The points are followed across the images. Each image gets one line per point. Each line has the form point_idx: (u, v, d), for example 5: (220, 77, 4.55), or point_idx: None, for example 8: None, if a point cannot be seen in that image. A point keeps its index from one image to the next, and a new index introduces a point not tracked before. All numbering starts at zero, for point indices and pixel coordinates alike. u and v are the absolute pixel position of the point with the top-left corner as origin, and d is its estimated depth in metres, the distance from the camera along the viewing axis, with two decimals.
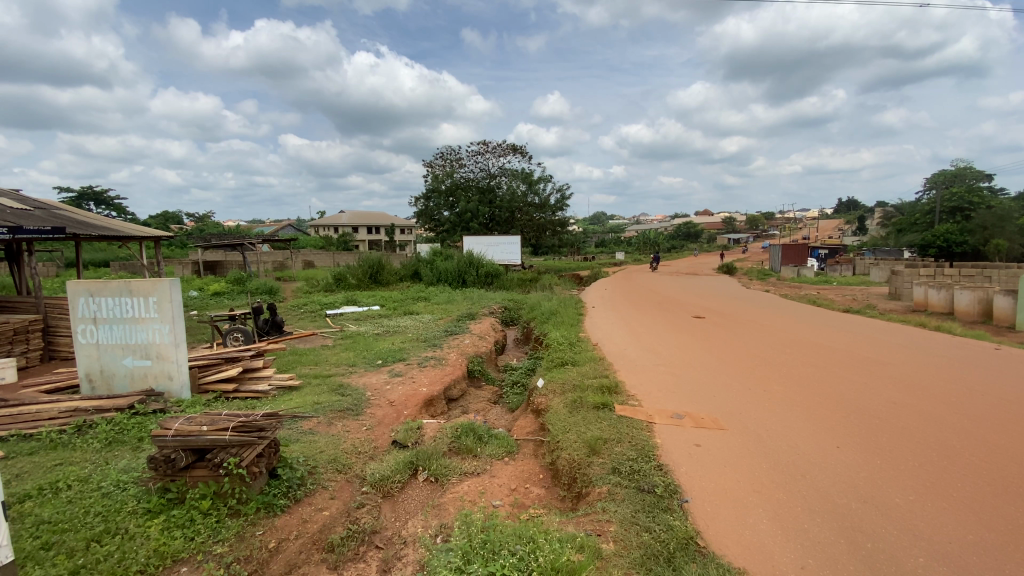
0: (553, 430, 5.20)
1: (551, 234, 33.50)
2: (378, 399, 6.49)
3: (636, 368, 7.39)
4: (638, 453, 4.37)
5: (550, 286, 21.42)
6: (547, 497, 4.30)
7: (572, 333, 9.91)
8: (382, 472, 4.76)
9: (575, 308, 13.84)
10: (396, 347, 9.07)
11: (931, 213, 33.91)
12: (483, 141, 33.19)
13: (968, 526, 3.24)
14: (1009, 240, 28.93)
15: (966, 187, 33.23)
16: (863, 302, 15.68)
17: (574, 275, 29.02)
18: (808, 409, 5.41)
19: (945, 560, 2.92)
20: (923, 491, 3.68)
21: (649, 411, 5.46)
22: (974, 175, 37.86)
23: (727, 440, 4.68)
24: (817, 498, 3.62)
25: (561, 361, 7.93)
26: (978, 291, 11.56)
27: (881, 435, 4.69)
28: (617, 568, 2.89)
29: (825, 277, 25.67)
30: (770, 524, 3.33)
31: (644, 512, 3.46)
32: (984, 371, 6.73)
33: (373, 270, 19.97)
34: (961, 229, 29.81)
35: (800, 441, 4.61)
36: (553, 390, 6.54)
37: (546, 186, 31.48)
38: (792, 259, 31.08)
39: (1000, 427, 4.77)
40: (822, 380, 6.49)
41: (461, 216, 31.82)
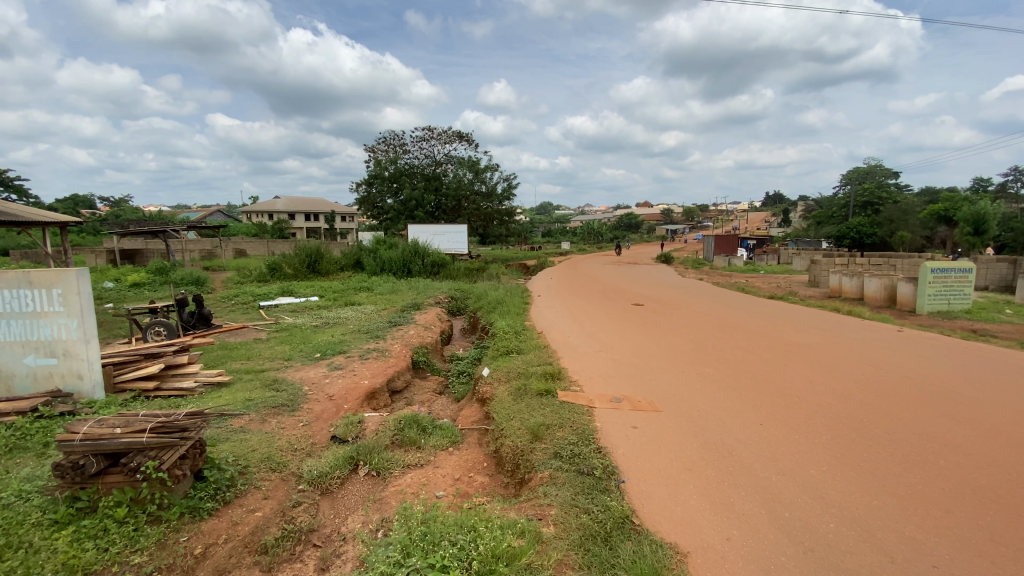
0: (498, 418, 5.22)
1: (498, 223, 33.53)
2: (317, 394, 6.25)
3: (580, 355, 7.57)
4: (579, 437, 4.48)
5: (497, 275, 21.37)
6: (491, 485, 4.31)
7: (518, 322, 9.98)
8: (320, 468, 4.60)
9: (521, 296, 13.96)
10: (335, 339, 8.75)
11: (846, 207, 36.95)
12: (429, 127, 32.49)
13: (871, 493, 3.57)
14: (912, 232, 31.90)
15: (876, 184, 36.41)
16: (786, 289, 16.85)
17: (521, 265, 29.22)
18: (738, 390, 5.74)
19: (852, 525, 3.21)
20: (836, 463, 4.01)
21: (590, 396, 5.61)
22: (882, 173, 41.59)
23: (662, 422, 4.89)
24: (743, 473, 3.86)
25: (506, 349, 7.96)
26: (885, 278, 12.72)
27: (799, 411, 5.07)
28: (557, 550, 2.95)
29: (754, 266, 27.31)
30: (699, 499, 3.52)
31: (584, 494, 3.56)
32: (888, 351, 7.42)
33: (312, 259, 19.13)
34: (871, 223, 32.55)
35: (728, 419, 4.91)
36: (498, 379, 6.57)
37: (494, 174, 31.33)
38: (724, 250, 32.78)
39: (898, 402, 5.31)
40: (749, 361, 6.92)
41: (406, 203, 30.98)
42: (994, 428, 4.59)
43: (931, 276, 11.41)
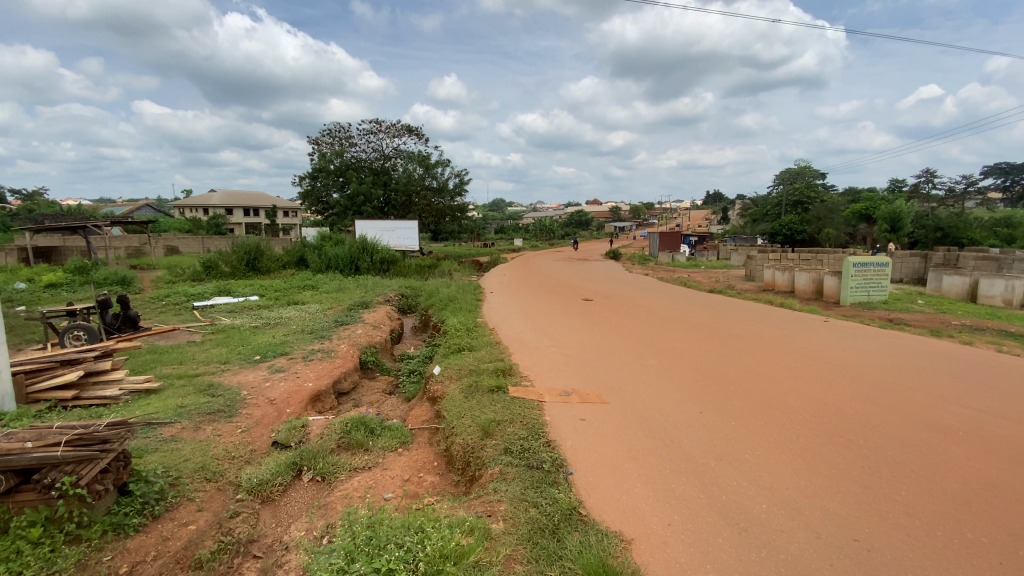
0: (448, 417, 5.17)
1: (450, 219, 33.20)
2: (256, 398, 5.96)
3: (531, 350, 7.63)
4: (529, 432, 4.52)
5: (449, 272, 21.16)
6: (441, 484, 4.27)
7: (470, 319, 9.93)
8: (260, 476, 4.41)
9: (473, 293, 13.90)
10: (277, 341, 8.37)
11: (779, 206, 39.36)
12: (377, 120, 31.67)
13: (799, 473, 3.83)
14: (838, 229, 34.38)
15: (805, 184, 38.97)
16: (725, 283, 17.70)
17: (474, 261, 29.11)
18: (681, 380, 5.98)
19: (782, 504, 3.42)
20: (768, 447, 4.26)
21: (540, 390, 5.68)
22: (811, 173, 44.58)
23: (608, 413, 5.03)
24: (685, 461, 4.02)
25: (458, 347, 7.91)
26: (813, 272, 13.64)
27: (736, 399, 5.35)
28: (505, 545, 2.96)
29: (696, 262, 28.55)
30: (643, 487, 3.65)
31: (533, 488, 3.60)
32: (816, 340, 7.96)
33: (251, 256, 18.20)
34: (801, 220, 34.77)
35: (671, 409, 5.11)
36: (450, 377, 6.51)
37: (444, 170, 30.94)
38: (669, 246, 34.06)
39: (824, 387, 5.72)
40: (690, 352, 7.23)
41: (353, 198, 30.05)
42: (908, 410, 5.02)
43: (853, 270, 12.34)
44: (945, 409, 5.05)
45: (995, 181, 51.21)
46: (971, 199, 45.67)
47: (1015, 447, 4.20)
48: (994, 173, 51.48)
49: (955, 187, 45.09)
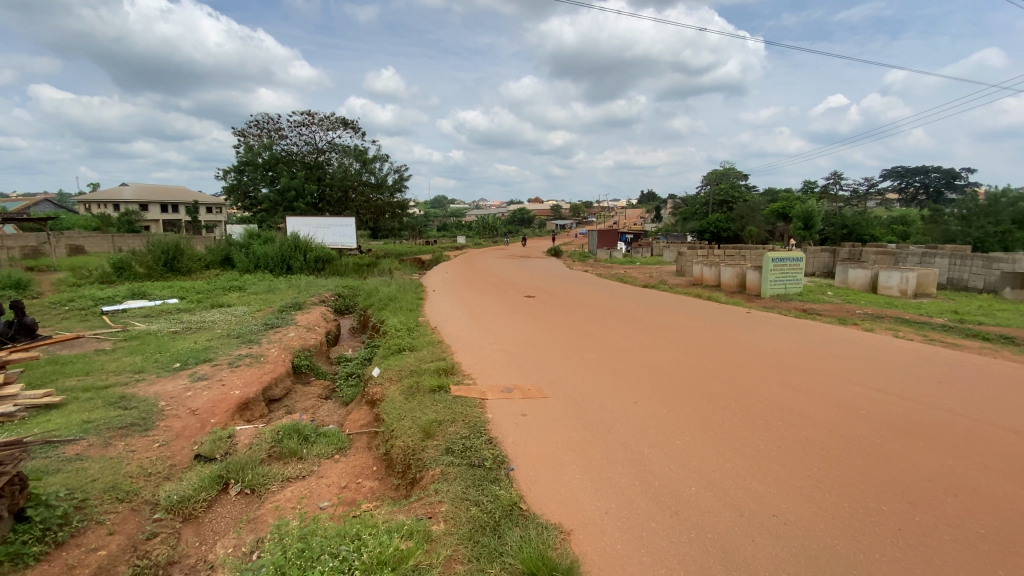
0: (388, 419, 5.05)
1: (389, 216, 32.41)
2: (176, 409, 5.53)
3: (473, 348, 7.60)
4: (470, 430, 4.51)
5: (389, 271, 20.68)
6: (380, 489, 4.16)
7: (410, 318, 9.73)
8: (180, 492, 4.11)
9: (414, 291, 13.64)
10: (199, 347, 7.81)
11: (707, 205, 41.76)
12: (309, 111, 30.27)
13: (726, 455, 4.09)
14: (759, 226, 36.90)
15: (730, 184, 41.60)
16: (658, 278, 18.50)
17: (415, 259, 28.63)
18: (618, 373, 6.18)
19: (709, 485, 3.64)
20: (697, 432, 4.51)
21: (482, 388, 5.69)
22: (735, 175, 47.67)
23: (549, 408, 5.11)
24: (622, 450, 4.17)
25: (398, 347, 7.72)
26: (737, 267, 14.53)
27: (669, 388, 5.61)
28: (445, 546, 2.94)
29: (632, 258, 29.67)
30: (581, 477, 3.75)
31: (475, 487, 3.59)
32: (741, 330, 8.49)
33: (169, 255, 16.85)
34: (727, 219, 37.04)
35: (609, 400, 5.27)
36: (389, 378, 6.36)
37: (382, 165, 30.11)
38: (607, 243, 35.21)
39: (749, 374, 6.11)
40: (627, 345, 7.48)
41: (284, 193, 28.56)
42: (822, 392, 5.48)
43: (772, 264, 13.28)
44: (851, 390, 5.56)
45: (892, 183, 56.93)
46: (872, 199, 50.64)
47: (907, 422, 4.71)
48: (891, 176, 57.16)
49: (858, 189, 49.72)
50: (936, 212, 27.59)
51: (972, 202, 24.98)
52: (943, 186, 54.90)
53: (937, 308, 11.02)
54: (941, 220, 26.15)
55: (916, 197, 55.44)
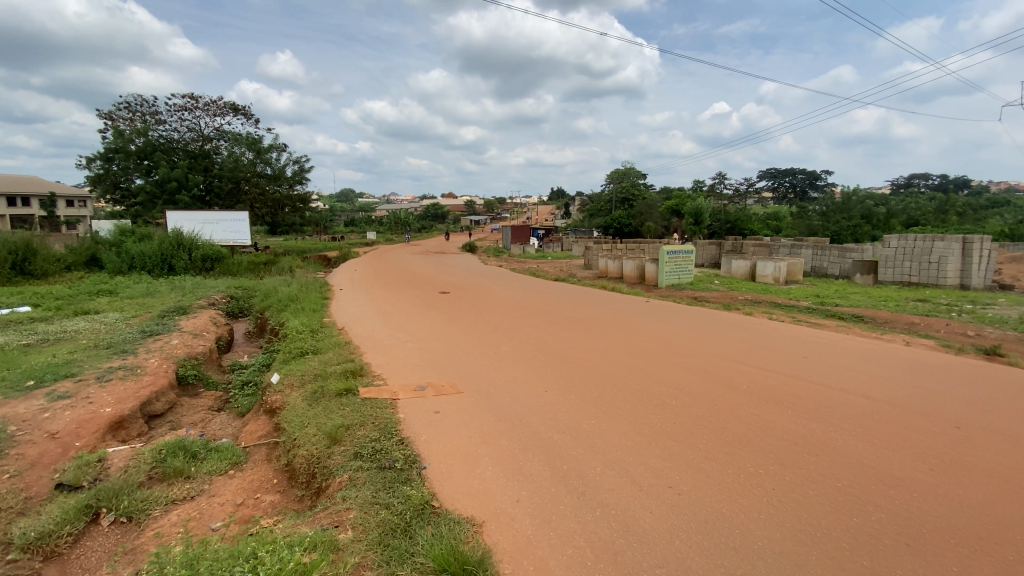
0: (290, 428, 4.74)
1: (289, 210, 30.33)
2: (29, 434, 4.74)
3: (384, 347, 7.37)
4: (381, 433, 4.37)
5: (290, 269, 19.43)
6: (282, 502, 3.90)
7: (315, 319, 9.22)
8: (39, 529, 3.57)
9: (318, 291, 12.92)
10: (59, 360, 6.78)
11: (610, 203, 44.31)
12: (191, 95, 27.34)
13: (628, 435, 4.36)
14: (657, 222, 39.23)
15: (630, 184, 44.55)
16: (568, 272, 19.27)
17: (319, 256, 27.14)
18: (530, 364, 6.33)
19: (613, 465, 3.86)
20: (602, 415, 4.77)
21: (393, 388, 5.54)
22: (635, 174, 50.97)
23: (462, 403, 5.11)
24: (533, 439, 4.28)
25: (300, 351, 7.28)
26: (638, 260, 15.52)
27: (577, 376, 5.86)
28: (353, 554, 2.84)
29: (543, 253, 30.57)
30: (494, 469, 3.80)
31: (385, 490, 3.49)
32: (642, 319, 9.10)
33: (18, 256, 14.46)
34: (627, 215, 39.77)
35: (521, 392, 5.38)
36: (291, 384, 5.97)
37: (280, 156, 28.10)
38: (519, 239, 36.00)
39: (648, 358, 6.57)
40: (538, 337, 7.70)
41: (163, 184, 25.61)
42: (710, 372, 6.03)
43: (667, 257, 14.33)
44: (735, 368, 6.19)
45: (767, 184, 63.89)
46: (751, 197, 56.68)
47: (779, 394, 5.34)
48: (766, 177, 64.28)
49: (740, 188, 55.41)
50: (801, 210, 31.45)
51: (828, 201, 28.90)
52: (807, 187, 62.86)
53: (803, 293, 12.58)
54: (805, 217, 29.87)
55: (787, 195, 62.67)
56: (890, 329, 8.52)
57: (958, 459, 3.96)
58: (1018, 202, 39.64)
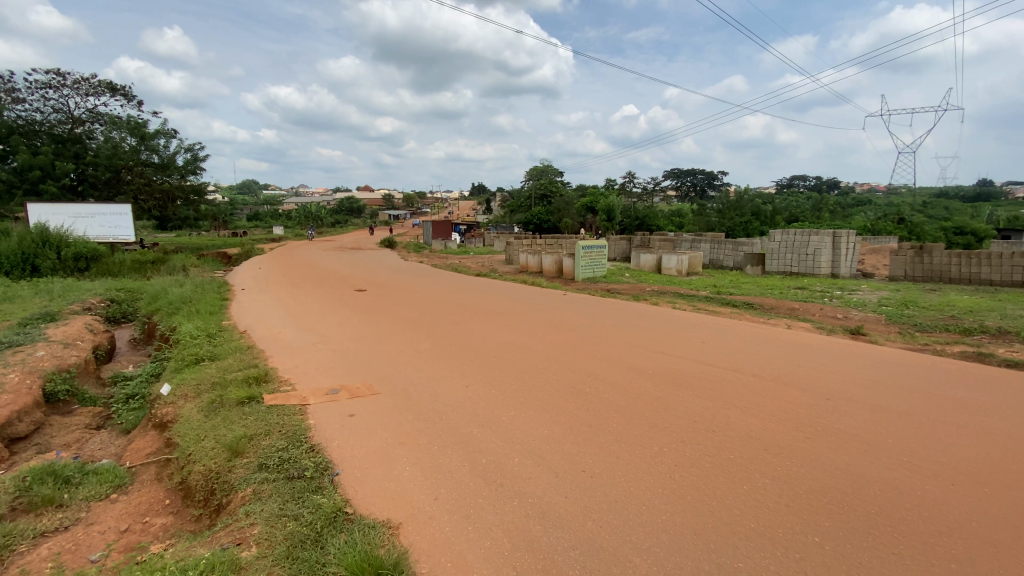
0: (184, 443, 4.33)
1: (182, 203, 27.55)
2: None
3: (293, 351, 6.96)
4: (288, 441, 4.13)
5: (184, 268, 17.70)
6: (175, 524, 3.56)
7: (213, 323, 8.48)
8: None
9: (217, 292, 11.88)
10: None
11: (529, 199, 45.18)
12: (56, 70, 23.84)
13: (546, 424, 4.49)
14: (573, 219, 40.62)
15: (548, 181, 45.70)
16: (488, 267, 19.40)
17: (220, 254, 24.95)
18: (449, 361, 6.29)
19: (531, 454, 3.96)
20: (521, 407, 4.86)
21: (302, 393, 5.26)
22: (553, 171, 52.38)
23: (378, 404, 4.97)
24: (452, 435, 4.27)
25: (195, 357, 6.66)
26: (556, 255, 15.98)
27: (496, 370, 5.92)
28: (258, 572, 2.66)
29: (464, 248, 30.46)
30: (412, 469, 3.75)
31: (294, 500, 3.31)
32: (560, 311, 9.38)
33: None
34: (546, 212, 40.73)
35: (440, 389, 5.33)
36: (186, 395, 5.46)
37: (170, 143, 25.47)
38: (440, 234, 35.60)
39: (566, 349, 6.80)
40: (458, 333, 7.67)
41: (23, 172, 22.19)
42: (622, 359, 6.37)
43: (582, 252, 14.89)
44: (644, 355, 6.59)
45: (671, 183, 68.43)
46: (658, 195, 60.47)
47: (682, 377, 5.77)
48: (670, 177, 68.81)
49: (648, 186, 58.85)
50: (701, 207, 34.06)
51: (723, 199, 31.61)
52: (706, 186, 68.21)
53: (703, 283, 13.65)
54: (704, 214, 32.39)
55: (689, 194, 67.53)
56: (775, 315, 9.53)
57: (827, 426, 4.52)
58: (873, 201, 45.97)
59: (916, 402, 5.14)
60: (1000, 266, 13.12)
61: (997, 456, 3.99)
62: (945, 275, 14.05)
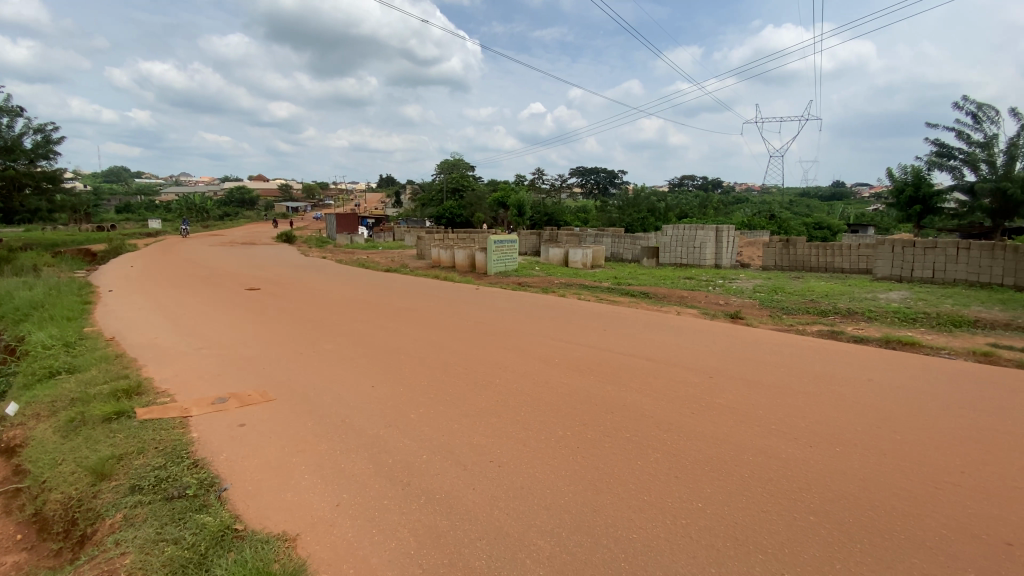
0: (35, 470, 3.75)
1: (31, 192, 23.48)
2: None
3: (174, 358, 6.28)
4: (168, 458, 3.74)
5: (36, 267, 15.22)
6: (25, 564, 3.08)
7: (73, 330, 7.40)
8: None
9: (79, 294, 10.38)
10: None
11: (440, 193, 44.71)
12: None
13: (454, 418, 4.50)
14: (485, 213, 40.87)
15: (459, 175, 45.53)
16: (398, 262, 18.93)
17: (82, 250, 21.78)
18: (354, 360, 6.06)
19: (439, 450, 3.94)
20: (429, 403, 4.82)
21: (184, 404, 4.78)
22: (465, 165, 52.24)
23: (274, 411, 4.66)
24: (357, 438, 4.13)
25: (50, 370, 5.77)
26: (468, 250, 15.99)
27: (405, 368, 5.80)
28: None
29: (373, 243, 29.40)
30: (312, 476, 3.56)
31: (173, 522, 3.01)
32: (471, 305, 9.41)
33: None
34: (458, 206, 40.55)
35: (343, 391, 5.12)
36: (37, 414, 4.71)
37: (16, 124, 21.62)
38: (346, 228, 34.03)
39: (475, 342, 6.85)
40: (364, 331, 7.40)
41: None
42: (531, 350, 6.55)
43: (494, 246, 15.05)
44: (551, 344, 6.83)
45: (578, 180, 71.45)
46: (565, 192, 62.85)
47: (585, 363, 6.07)
48: (577, 174, 71.70)
49: (556, 183, 60.81)
50: (604, 203, 35.83)
51: (624, 196, 33.62)
52: (609, 184, 72.03)
53: (605, 275, 14.41)
54: (607, 211, 34.16)
55: (593, 191, 70.87)
56: (669, 303, 10.35)
57: (711, 402, 5.02)
58: (750, 200, 51.41)
59: (782, 375, 5.89)
60: (848, 256, 15.32)
61: (843, 418, 4.69)
62: (806, 264, 16.12)
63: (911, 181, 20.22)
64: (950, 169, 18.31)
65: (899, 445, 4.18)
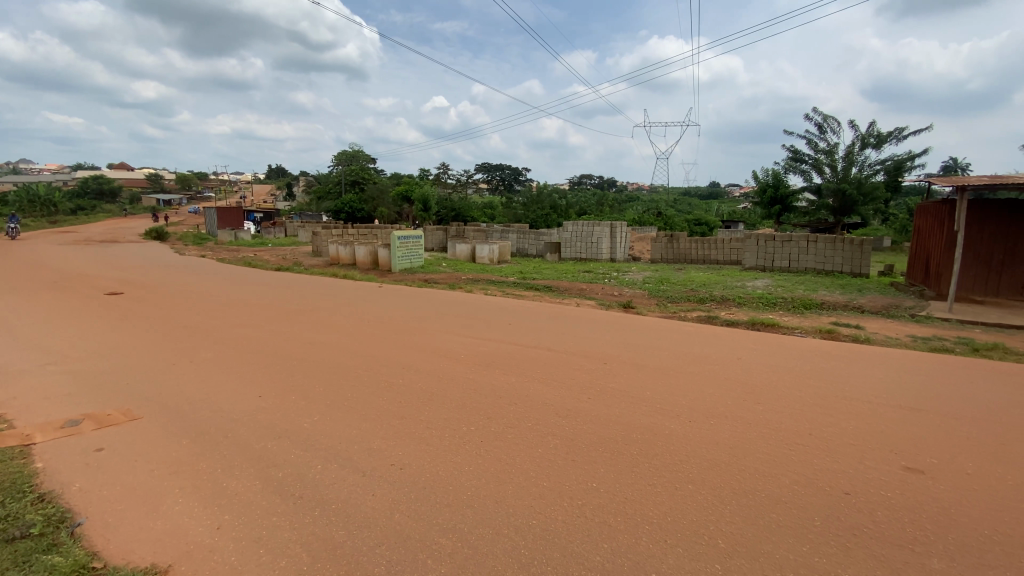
0: None
1: None
2: None
3: (8, 377, 5.31)
4: (5, 494, 3.17)
5: None
6: None
7: None
8: None
9: None
10: None
11: (339, 186, 42.47)
12: None
13: (353, 424, 4.33)
14: (389, 208, 39.57)
15: (359, 167, 43.56)
16: (292, 260, 17.70)
17: None
18: (240, 368, 5.57)
19: (336, 458, 3.77)
20: (326, 409, 4.58)
21: (25, 430, 4.07)
22: (366, 158, 50.12)
23: (142, 430, 4.14)
24: (242, 453, 3.81)
25: None
26: (370, 246, 15.40)
27: (298, 373, 5.45)
28: None
29: (262, 240, 27.13)
30: (188, 499, 3.23)
31: (12, 568, 2.56)
32: (372, 304, 9.09)
33: None
34: (360, 200, 38.86)
35: (227, 402, 4.68)
36: None
37: None
38: (231, 223, 31.03)
39: (376, 342, 6.63)
40: (252, 336, 6.82)
41: None
42: (435, 347, 6.48)
43: (398, 242, 14.64)
44: (455, 340, 6.83)
45: (483, 176, 71.90)
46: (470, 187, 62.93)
47: (488, 357, 6.14)
48: (482, 169, 72.03)
49: (462, 180, 60.65)
50: (508, 199, 36.38)
51: (528, 193, 34.40)
52: (514, 180, 73.32)
53: (510, 270, 14.70)
54: (512, 207, 34.79)
55: (498, 187, 71.65)
56: (570, 295, 10.82)
57: (606, 386, 5.35)
58: (643, 198, 55.27)
59: (667, 358, 6.43)
60: (722, 249, 17.11)
61: (717, 394, 5.25)
62: (688, 256, 17.73)
63: (772, 182, 22.86)
64: (803, 172, 21.11)
65: (760, 414, 4.78)
